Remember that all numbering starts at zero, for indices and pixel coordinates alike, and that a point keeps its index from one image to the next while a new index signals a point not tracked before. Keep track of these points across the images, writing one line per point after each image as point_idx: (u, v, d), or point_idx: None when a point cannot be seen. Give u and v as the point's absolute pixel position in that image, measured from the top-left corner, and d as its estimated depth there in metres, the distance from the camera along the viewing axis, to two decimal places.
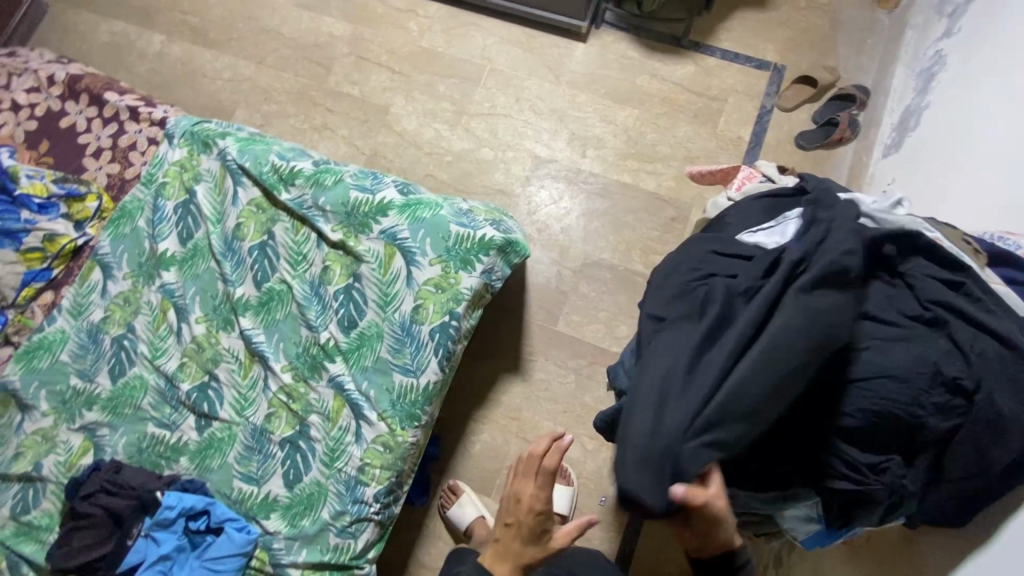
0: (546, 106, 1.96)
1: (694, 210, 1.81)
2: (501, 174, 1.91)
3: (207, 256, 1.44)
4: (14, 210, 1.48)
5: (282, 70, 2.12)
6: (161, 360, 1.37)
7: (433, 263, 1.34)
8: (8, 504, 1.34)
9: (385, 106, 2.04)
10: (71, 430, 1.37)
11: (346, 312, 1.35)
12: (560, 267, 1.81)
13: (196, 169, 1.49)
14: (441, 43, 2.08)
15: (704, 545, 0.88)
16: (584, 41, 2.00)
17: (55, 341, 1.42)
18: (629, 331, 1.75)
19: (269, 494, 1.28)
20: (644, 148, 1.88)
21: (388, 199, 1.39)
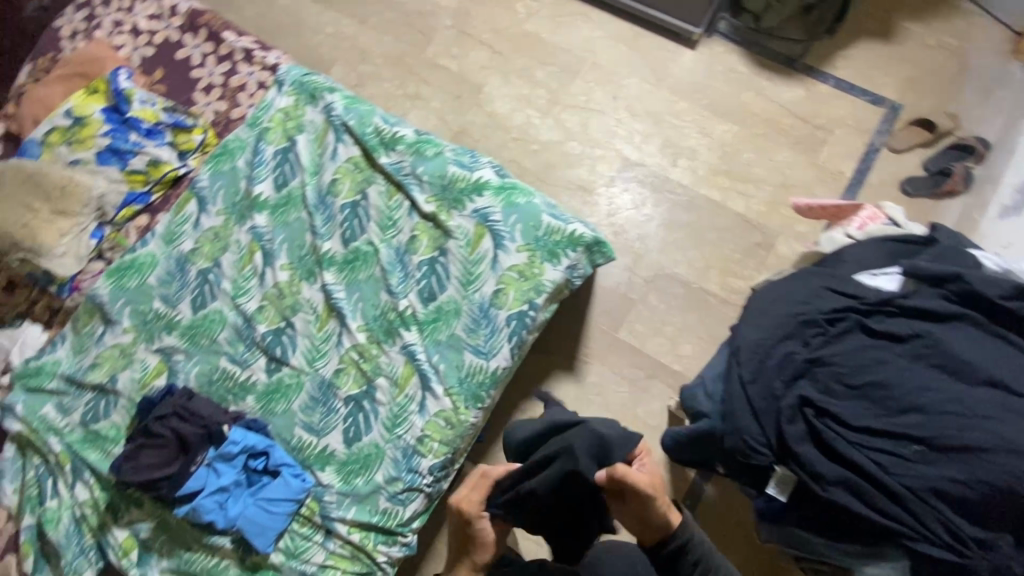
0: (642, 108, 1.92)
1: (781, 239, 1.76)
2: (585, 171, 1.87)
3: (299, 206, 1.46)
4: (124, 131, 1.52)
5: (383, 34, 2.13)
6: (242, 300, 1.41)
7: (520, 251, 1.32)
8: (80, 410, 1.40)
9: (480, 84, 2.03)
10: (149, 350, 1.42)
11: (427, 283, 1.36)
12: (632, 274, 1.78)
13: (300, 118, 1.51)
14: (545, 29, 2.04)
15: (646, 529, 1.12)
16: (693, 48, 1.94)
17: (145, 263, 1.46)
18: (693, 351, 1.71)
19: (327, 447, 1.31)
20: (736, 167, 1.83)
21: (485, 179, 1.38)
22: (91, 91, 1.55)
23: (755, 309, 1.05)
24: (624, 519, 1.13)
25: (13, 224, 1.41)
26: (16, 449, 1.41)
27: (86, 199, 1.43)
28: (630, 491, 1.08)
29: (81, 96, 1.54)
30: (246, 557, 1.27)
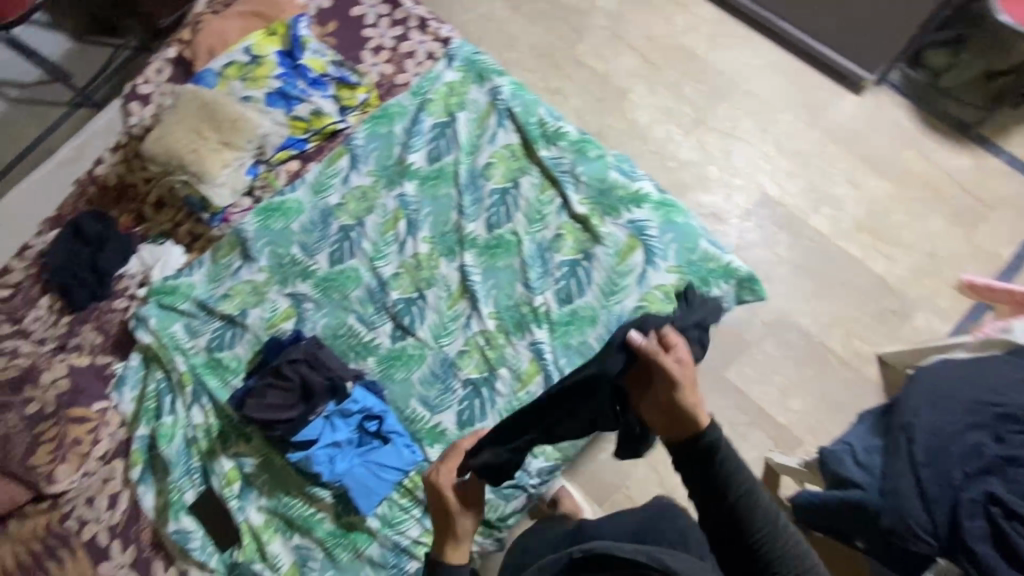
0: (791, 147, 1.86)
1: (918, 310, 1.70)
2: (721, 199, 1.84)
3: (450, 182, 1.47)
4: (293, 77, 1.55)
5: (534, 23, 2.09)
6: (380, 263, 1.43)
7: (671, 271, 1.30)
8: (206, 336, 1.44)
9: (625, 91, 1.99)
10: (281, 293, 1.45)
11: (566, 285, 1.34)
12: (752, 315, 1.73)
13: (464, 95, 1.52)
14: (702, 46, 1.99)
15: (679, 428, 0.86)
16: (858, 94, 1.88)
17: (291, 209, 1.49)
18: (801, 407, 1.66)
19: (438, 425, 1.31)
20: (885, 227, 1.77)
21: (645, 192, 1.36)
22: (270, 32, 1.59)
23: (921, 389, 1.04)
24: (649, 415, 0.90)
25: (182, 147, 1.46)
26: (141, 359, 1.46)
27: (251, 136, 1.47)
28: (659, 375, 0.87)
29: (259, 35, 1.58)
30: (344, 514, 1.29)
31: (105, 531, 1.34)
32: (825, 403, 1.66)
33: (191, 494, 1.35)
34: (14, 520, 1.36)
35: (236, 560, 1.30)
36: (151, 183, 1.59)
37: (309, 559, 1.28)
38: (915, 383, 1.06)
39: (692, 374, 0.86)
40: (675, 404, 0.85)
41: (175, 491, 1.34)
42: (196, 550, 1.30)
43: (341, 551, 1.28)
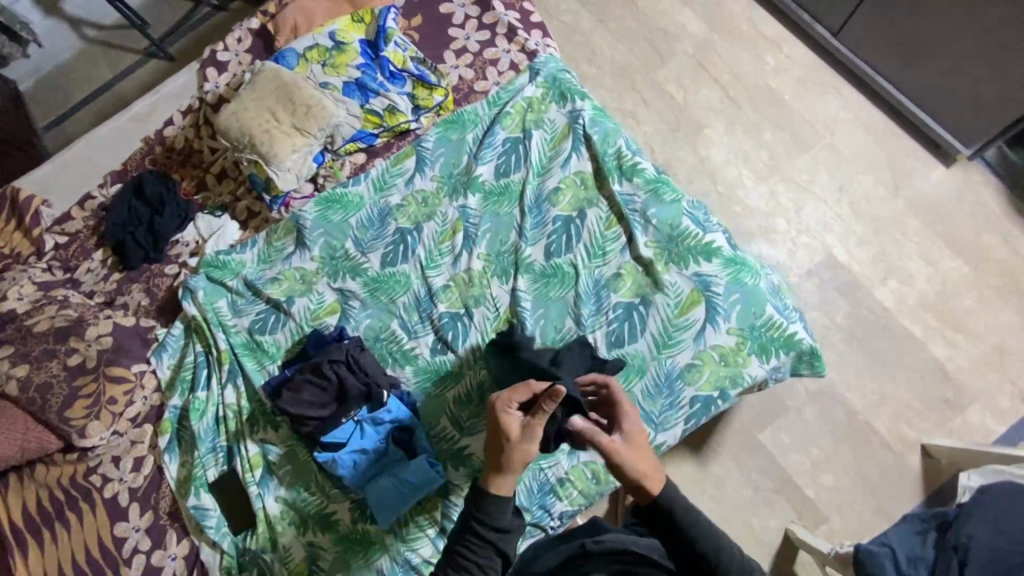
0: (867, 211, 1.76)
1: (973, 405, 1.58)
2: (784, 253, 1.73)
3: (514, 202, 1.44)
4: (372, 68, 1.54)
5: (618, 39, 1.98)
6: (432, 272, 1.41)
7: (730, 333, 1.26)
8: (249, 317, 1.44)
9: (701, 124, 1.88)
10: (329, 286, 1.44)
11: (618, 328, 1.31)
12: (798, 380, 1.61)
13: (542, 114, 1.50)
14: (789, 91, 1.89)
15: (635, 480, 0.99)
16: (947, 165, 1.79)
17: (351, 202, 1.49)
18: (833, 484, 1.53)
19: (466, 448, 1.29)
20: (953, 311, 1.66)
21: (717, 245, 1.32)
22: (356, 20, 1.58)
23: (981, 517, 1.02)
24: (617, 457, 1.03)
25: (255, 125, 1.46)
26: (183, 328, 1.46)
27: (324, 124, 1.47)
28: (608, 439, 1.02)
29: (345, 21, 1.57)
30: (359, 521, 1.28)
31: (125, 492, 1.34)
32: (859, 485, 1.53)
33: (213, 472, 1.35)
34: (40, 465, 1.36)
35: (247, 546, 1.30)
36: (217, 154, 1.61)
37: (318, 559, 1.27)
38: (974, 508, 1.05)
39: (631, 457, 0.98)
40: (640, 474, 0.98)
41: (199, 467, 1.34)
42: (210, 528, 1.30)
43: (351, 557, 1.26)
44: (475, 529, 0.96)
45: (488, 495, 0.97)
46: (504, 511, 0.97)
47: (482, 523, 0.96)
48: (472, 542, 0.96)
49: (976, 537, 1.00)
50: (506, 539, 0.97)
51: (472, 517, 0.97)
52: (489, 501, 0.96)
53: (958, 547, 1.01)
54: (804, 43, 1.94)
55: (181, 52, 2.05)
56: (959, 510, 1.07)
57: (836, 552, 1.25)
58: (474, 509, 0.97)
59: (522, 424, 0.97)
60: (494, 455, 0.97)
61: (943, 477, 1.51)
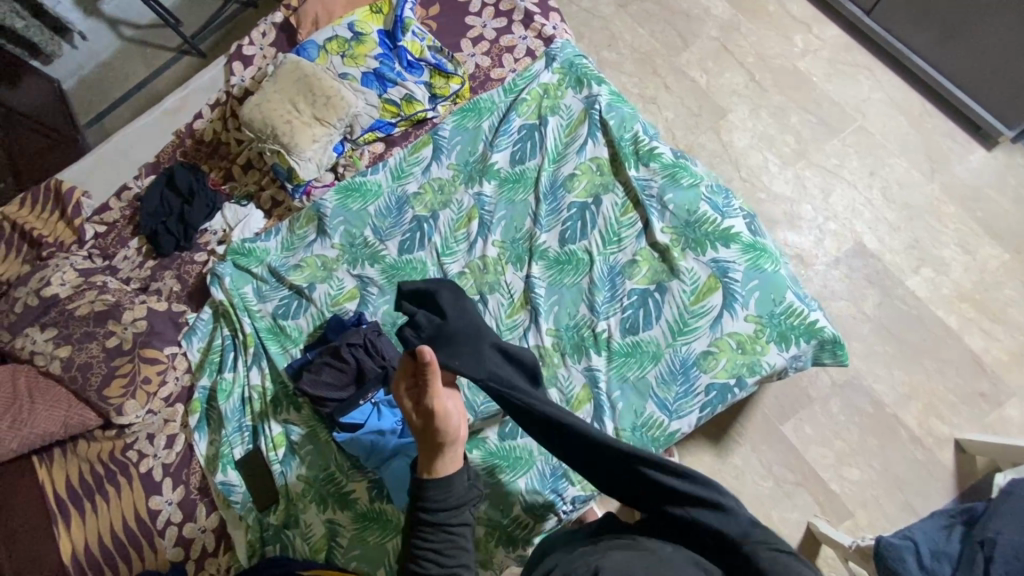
0: (900, 197, 1.69)
1: (1011, 399, 1.50)
2: (810, 240, 1.68)
3: (529, 188, 1.45)
4: (390, 59, 1.58)
5: (640, 24, 1.94)
6: (447, 259, 1.43)
7: (748, 320, 1.24)
8: (273, 303, 1.49)
9: (724, 108, 1.83)
10: (348, 273, 1.47)
11: (632, 315, 1.30)
12: (822, 370, 1.57)
13: (558, 100, 1.50)
14: (819, 73, 1.82)
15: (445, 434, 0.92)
16: (988, 149, 1.70)
17: (370, 191, 1.53)
18: (857, 477, 1.49)
19: (482, 433, 1.31)
20: (991, 300, 1.58)
21: (735, 231, 1.29)
22: (374, 10, 1.61)
23: (1008, 511, 0.99)
24: (440, 415, 0.91)
25: (277, 116, 1.51)
26: (212, 313, 1.53)
27: (343, 114, 1.52)
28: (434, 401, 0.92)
29: (364, 12, 1.60)
30: (376, 500, 1.32)
31: (159, 468, 1.41)
32: (886, 479, 1.48)
33: (240, 450, 1.41)
34: (82, 441, 1.42)
35: (271, 521, 1.35)
36: (243, 145, 1.67)
37: (337, 535, 1.31)
38: (1002, 503, 1.02)
39: (444, 417, 0.92)
40: (431, 435, 0.93)
41: (226, 445, 1.40)
42: (236, 503, 1.36)
43: (368, 534, 1.30)
44: (427, 514, 0.92)
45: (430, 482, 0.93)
46: (456, 485, 0.93)
47: (430, 511, 0.92)
48: (431, 538, 0.91)
49: (999, 529, 0.96)
50: (462, 517, 0.94)
51: (416, 507, 0.93)
52: (441, 481, 0.93)
53: (981, 539, 0.97)
54: (836, 23, 1.87)
55: (211, 47, 2.10)
56: (987, 505, 1.04)
57: (856, 546, 1.23)
58: (415, 495, 0.93)
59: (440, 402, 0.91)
60: (432, 450, 0.93)
61: (976, 474, 1.45)
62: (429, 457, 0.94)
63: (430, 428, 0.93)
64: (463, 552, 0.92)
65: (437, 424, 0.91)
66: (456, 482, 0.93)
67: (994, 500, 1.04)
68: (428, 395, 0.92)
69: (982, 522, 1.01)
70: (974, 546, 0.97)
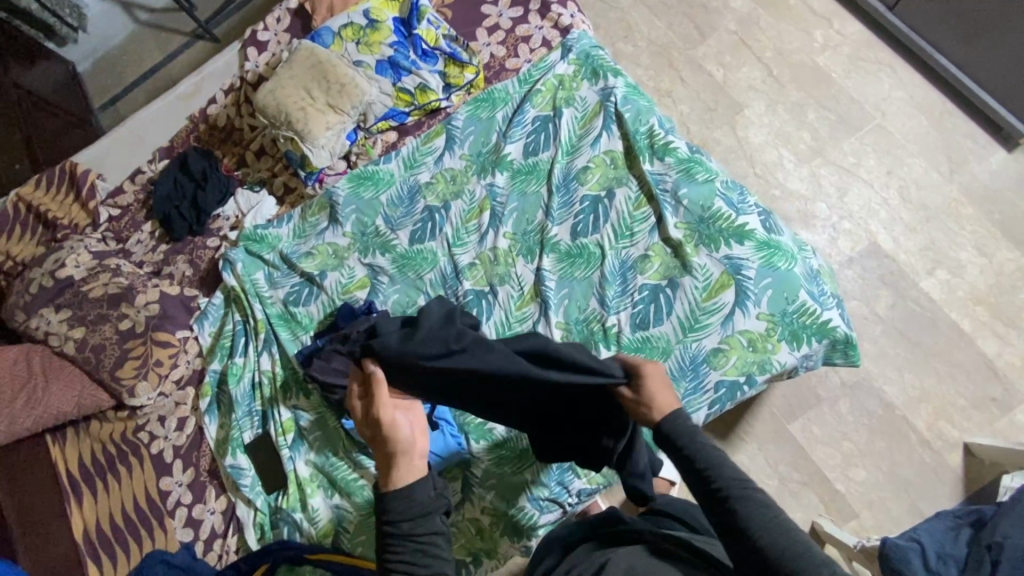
0: (917, 198, 1.66)
1: (1023, 405, 1.49)
2: (823, 239, 1.66)
3: (542, 181, 1.44)
4: (405, 46, 1.57)
5: (657, 16, 1.92)
6: (458, 250, 1.43)
7: (760, 318, 1.23)
8: (285, 289, 1.49)
9: (740, 104, 1.80)
10: (359, 262, 1.47)
11: (643, 310, 1.29)
12: (832, 370, 1.56)
13: (573, 91, 1.49)
14: (838, 69, 1.79)
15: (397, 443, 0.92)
16: (1009, 150, 1.67)
17: (382, 180, 1.53)
18: (864, 479, 1.48)
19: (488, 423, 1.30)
20: (1007, 304, 1.56)
21: (750, 228, 1.28)
22: None
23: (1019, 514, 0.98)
24: (388, 422, 0.93)
25: (291, 103, 1.51)
26: (223, 298, 1.54)
27: (357, 102, 1.52)
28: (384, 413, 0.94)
29: None
30: None
31: (170, 450, 1.43)
32: (893, 481, 1.47)
33: (249, 434, 1.42)
34: (95, 421, 1.45)
35: (279, 505, 1.36)
36: (256, 131, 1.67)
37: (344, 521, 1.33)
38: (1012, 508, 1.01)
39: (395, 421, 0.93)
40: (385, 445, 0.93)
41: (236, 429, 1.42)
42: (245, 486, 1.38)
43: (375, 520, 1.32)
44: (389, 530, 0.89)
45: (388, 492, 0.91)
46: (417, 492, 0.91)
47: (393, 523, 0.89)
48: (399, 552, 0.88)
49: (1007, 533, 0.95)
50: (430, 524, 0.90)
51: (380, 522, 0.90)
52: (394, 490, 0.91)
53: (990, 544, 0.96)
54: (857, 18, 1.84)
55: (226, 32, 2.09)
56: (996, 509, 1.03)
57: (862, 546, 1.23)
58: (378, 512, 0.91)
59: (388, 412, 0.94)
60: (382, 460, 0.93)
61: (985, 478, 1.44)
62: (386, 466, 0.93)
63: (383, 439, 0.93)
64: (437, 561, 0.88)
65: (386, 432, 0.93)
66: (417, 489, 0.91)
67: (1003, 504, 1.03)
68: (377, 407, 0.95)
69: (990, 525, 0.99)
70: (981, 549, 0.96)
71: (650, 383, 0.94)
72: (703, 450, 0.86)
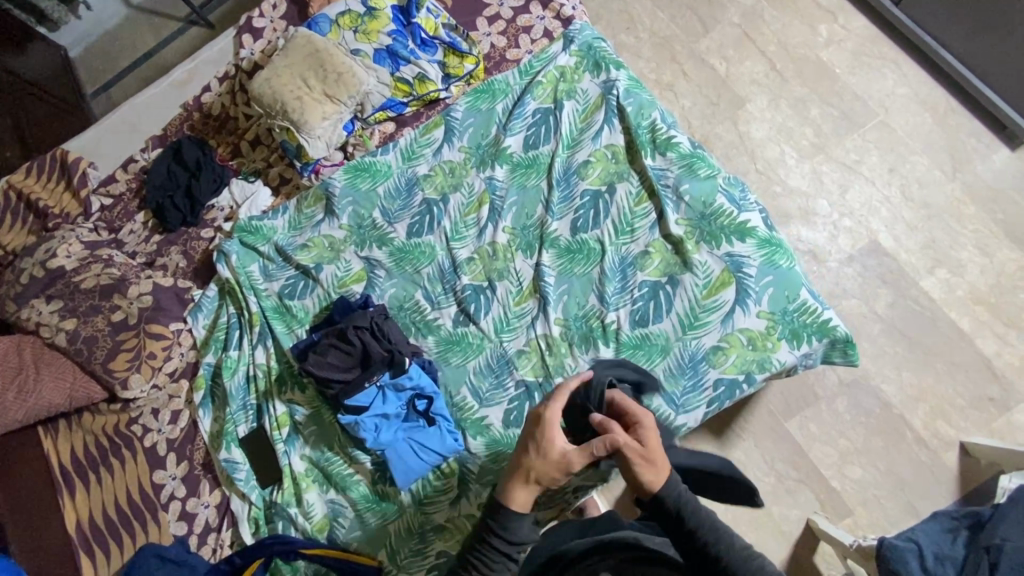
0: (919, 196, 1.65)
1: (1020, 405, 1.49)
2: (824, 236, 1.65)
3: (542, 174, 1.42)
4: (403, 35, 1.54)
5: (660, 7, 1.89)
6: (456, 244, 1.41)
7: (761, 316, 1.22)
8: (280, 282, 1.47)
9: (743, 98, 1.78)
10: (355, 255, 1.45)
11: (642, 307, 1.28)
12: (830, 368, 1.55)
13: (575, 83, 1.47)
14: (842, 65, 1.77)
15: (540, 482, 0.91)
16: (1012, 149, 1.65)
17: (379, 172, 1.50)
18: (860, 477, 1.48)
19: (485, 418, 1.30)
20: (1006, 304, 1.55)
21: (751, 225, 1.27)
22: None
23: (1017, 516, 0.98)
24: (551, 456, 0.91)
25: (287, 91, 1.48)
26: (217, 290, 1.51)
27: (354, 92, 1.49)
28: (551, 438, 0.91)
29: None
30: (379, 482, 1.32)
31: (163, 443, 1.41)
32: (889, 479, 1.47)
33: (244, 428, 1.41)
34: (87, 414, 1.43)
35: (274, 499, 1.35)
36: (251, 120, 1.64)
37: (340, 515, 1.32)
38: (1009, 511, 1.01)
39: (556, 460, 0.90)
40: (535, 471, 0.91)
41: (230, 422, 1.40)
42: (239, 480, 1.36)
43: (370, 516, 1.30)
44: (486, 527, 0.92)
45: (501, 506, 0.91)
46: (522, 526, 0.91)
47: (493, 528, 0.91)
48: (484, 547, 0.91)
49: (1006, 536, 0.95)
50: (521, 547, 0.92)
51: (487, 525, 0.92)
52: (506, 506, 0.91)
53: (989, 547, 0.96)
54: (862, 13, 1.81)
55: (221, 18, 2.05)
56: (993, 509, 1.03)
57: (858, 545, 1.23)
58: (489, 514, 0.92)
59: (565, 448, 0.91)
60: (521, 463, 0.92)
61: (981, 477, 1.44)
62: (513, 484, 0.91)
63: (536, 467, 0.90)
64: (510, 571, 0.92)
65: (542, 467, 0.90)
66: (523, 522, 0.91)
67: (1001, 505, 1.03)
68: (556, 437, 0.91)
69: (988, 527, 0.99)
70: (980, 553, 0.96)
71: (647, 442, 0.89)
72: (710, 522, 0.84)
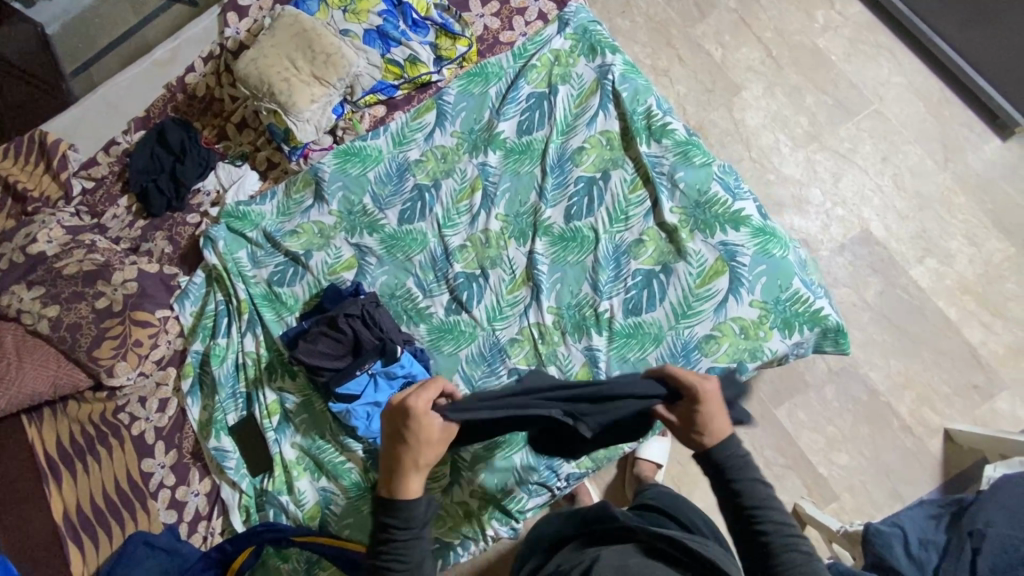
0: (911, 186, 1.65)
1: (1003, 392, 1.51)
2: (816, 225, 1.65)
3: (535, 161, 1.40)
4: (394, 16, 1.51)
5: None
6: (449, 231, 1.39)
7: (753, 305, 1.22)
8: (269, 269, 1.45)
9: (738, 85, 1.77)
10: (346, 241, 1.43)
11: (636, 296, 1.28)
12: (819, 356, 1.56)
13: (570, 67, 1.44)
14: (838, 52, 1.76)
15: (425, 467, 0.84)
16: (1003, 139, 1.66)
17: (369, 156, 1.47)
18: (846, 463, 1.51)
19: None
20: (993, 294, 1.57)
21: (745, 214, 1.26)
22: None
23: (1000, 502, 0.99)
24: (430, 441, 0.83)
25: (274, 72, 1.44)
26: (205, 277, 1.49)
27: (343, 73, 1.45)
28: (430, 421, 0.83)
29: None
30: (371, 470, 1.31)
31: (152, 431, 1.40)
32: (875, 465, 1.50)
33: (234, 416, 1.39)
34: (72, 402, 1.40)
35: (265, 487, 1.35)
36: (237, 102, 1.60)
37: (331, 502, 1.32)
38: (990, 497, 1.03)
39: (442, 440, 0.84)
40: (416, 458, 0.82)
41: (219, 411, 1.39)
42: (230, 469, 1.35)
43: (362, 503, 1.30)
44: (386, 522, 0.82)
45: (395, 500, 0.82)
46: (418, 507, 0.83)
47: (393, 522, 0.82)
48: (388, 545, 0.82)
49: (990, 522, 0.97)
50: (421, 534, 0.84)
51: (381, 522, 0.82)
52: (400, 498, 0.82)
53: (974, 535, 0.97)
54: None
55: None
56: (975, 496, 1.05)
57: (846, 530, 1.26)
58: (382, 510, 0.82)
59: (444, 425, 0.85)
60: (403, 456, 0.82)
61: (963, 463, 1.47)
62: (400, 475, 0.82)
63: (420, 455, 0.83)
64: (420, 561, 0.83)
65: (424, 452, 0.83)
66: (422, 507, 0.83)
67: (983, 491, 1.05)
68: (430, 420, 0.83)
69: (971, 512, 1.01)
70: (965, 540, 0.98)
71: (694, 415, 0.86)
72: (754, 488, 0.82)
